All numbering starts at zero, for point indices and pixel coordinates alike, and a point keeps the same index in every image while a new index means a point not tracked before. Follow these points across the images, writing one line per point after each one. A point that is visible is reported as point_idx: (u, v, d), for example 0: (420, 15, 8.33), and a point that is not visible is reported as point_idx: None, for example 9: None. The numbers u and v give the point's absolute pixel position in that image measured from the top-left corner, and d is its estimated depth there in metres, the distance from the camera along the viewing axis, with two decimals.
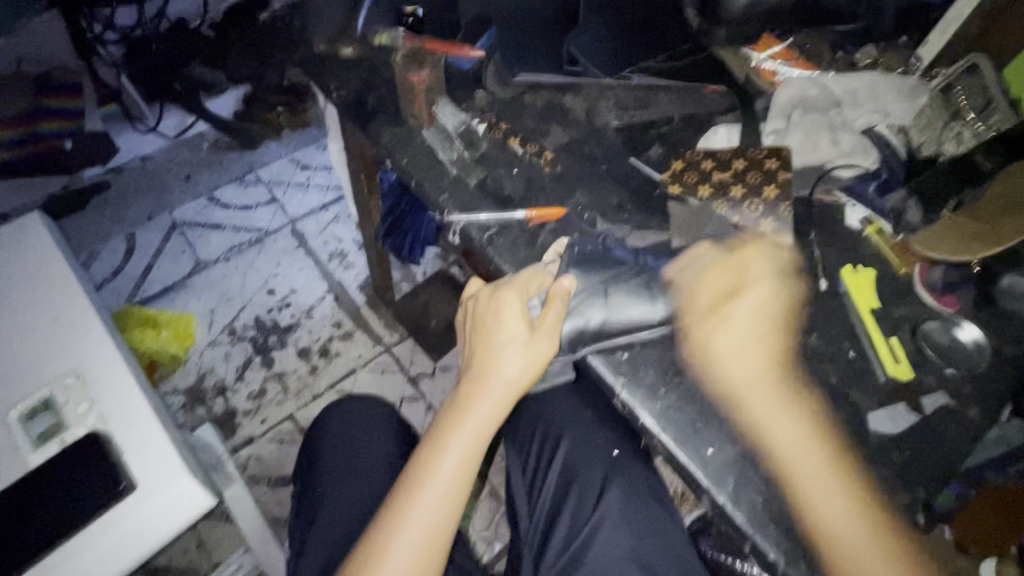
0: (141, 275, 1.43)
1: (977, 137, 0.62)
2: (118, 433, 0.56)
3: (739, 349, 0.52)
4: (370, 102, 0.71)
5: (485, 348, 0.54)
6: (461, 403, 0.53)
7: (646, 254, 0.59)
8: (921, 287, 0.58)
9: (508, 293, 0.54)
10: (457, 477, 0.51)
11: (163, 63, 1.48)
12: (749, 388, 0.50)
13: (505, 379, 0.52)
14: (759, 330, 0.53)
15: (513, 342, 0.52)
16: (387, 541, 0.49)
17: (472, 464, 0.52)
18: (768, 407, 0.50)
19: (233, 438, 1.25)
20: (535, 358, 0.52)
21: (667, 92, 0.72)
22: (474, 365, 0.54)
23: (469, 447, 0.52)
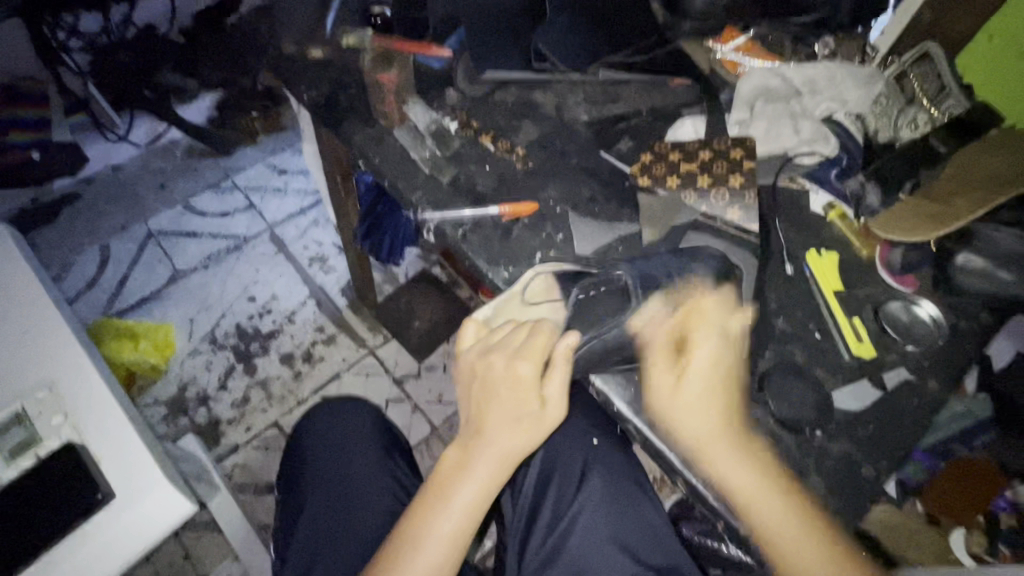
0: (117, 287, 1.41)
1: (931, 122, 0.67)
2: (94, 444, 0.55)
3: (683, 410, 0.48)
4: (340, 102, 0.71)
5: (490, 414, 0.51)
6: (459, 468, 0.51)
7: (627, 263, 0.55)
8: (881, 268, 0.60)
9: (522, 357, 0.51)
10: (450, 543, 0.50)
11: (132, 70, 1.48)
12: (701, 445, 0.47)
13: (505, 450, 0.50)
14: (703, 407, 0.48)
15: (519, 412, 0.50)
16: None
17: (466, 530, 0.51)
18: (727, 461, 0.47)
19: (218, 447, 1.25)
20: (537, 431, 0.50)
21: (634, 85, 0.73)
22: (475, 428, 0.52)
23: (464, 514, 0.50)
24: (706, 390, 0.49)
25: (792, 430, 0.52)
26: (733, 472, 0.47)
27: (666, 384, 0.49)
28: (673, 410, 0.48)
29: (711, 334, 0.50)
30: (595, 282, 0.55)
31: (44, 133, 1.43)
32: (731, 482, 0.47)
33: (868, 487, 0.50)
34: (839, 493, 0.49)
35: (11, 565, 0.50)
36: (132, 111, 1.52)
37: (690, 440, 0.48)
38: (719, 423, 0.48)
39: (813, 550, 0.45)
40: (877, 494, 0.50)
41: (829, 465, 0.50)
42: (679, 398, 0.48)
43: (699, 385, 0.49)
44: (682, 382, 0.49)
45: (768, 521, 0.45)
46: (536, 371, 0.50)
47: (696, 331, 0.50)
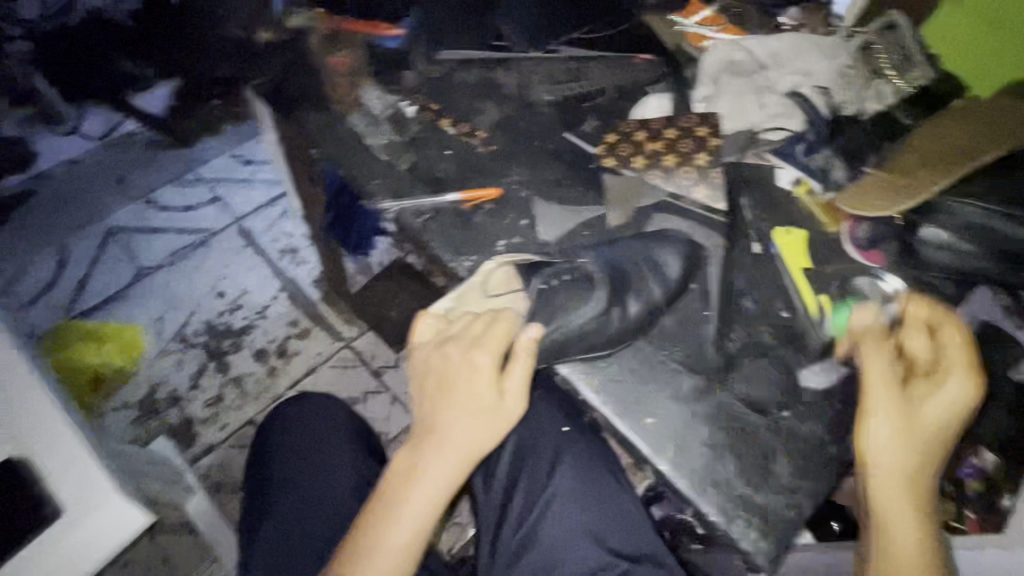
0: (77, 288, 1.35)
1: (897, 94, 0.66)
2: (43, 458, 0.54)
3: (892, 427, 0.48)
4: (291, 86, 0.67)
5: (444, 412, 0.50)
6: (411, 468, 0.50)
7: (586, 249, 0.56)
8: (848, 243, 0.60)
9: (479, 350, 0.50)
10: (407, 544, 0.50)
11: (84, 53, 1.38)
12: (895, 463, 0.48)
13: (459, 448, 0.49)
14: (904, 429, 0.48)
15: (477, 407, 0.49)
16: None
17: (422, 530, 0.50)
18: (896, 483, 0.48)
19: (192, 448, 1.21)
20: (492, 426, 0.49)
21: (597, 62, 0.71)
22: (429, 429, 0.51)
23: (420, 515, 0.50)
24: (936, 422, 0.49)
25: (759, 411, 0.51)
26: (899, 485, 0.48)
27: (889, 399, 0.49)
28: (885, 424, 0.48)
29: (960, 362, 0.50)
30: (558, 272, 0.54)
31: None
32: (893, 489, 0.48)
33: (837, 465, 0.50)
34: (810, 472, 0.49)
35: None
36: (84, 102, 1.44)
37: (881, 456, 0.48)
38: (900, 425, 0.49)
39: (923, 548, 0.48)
40: (846, 471, 0.50)
41: (802, 446, 0.50)
42: (882, 418, 0.49)
43: (959, 396, 0.49)
44: (910, 402, 0.49)
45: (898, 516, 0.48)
46: (491, 362, 0.50)
47: (951, 361, 0.50)
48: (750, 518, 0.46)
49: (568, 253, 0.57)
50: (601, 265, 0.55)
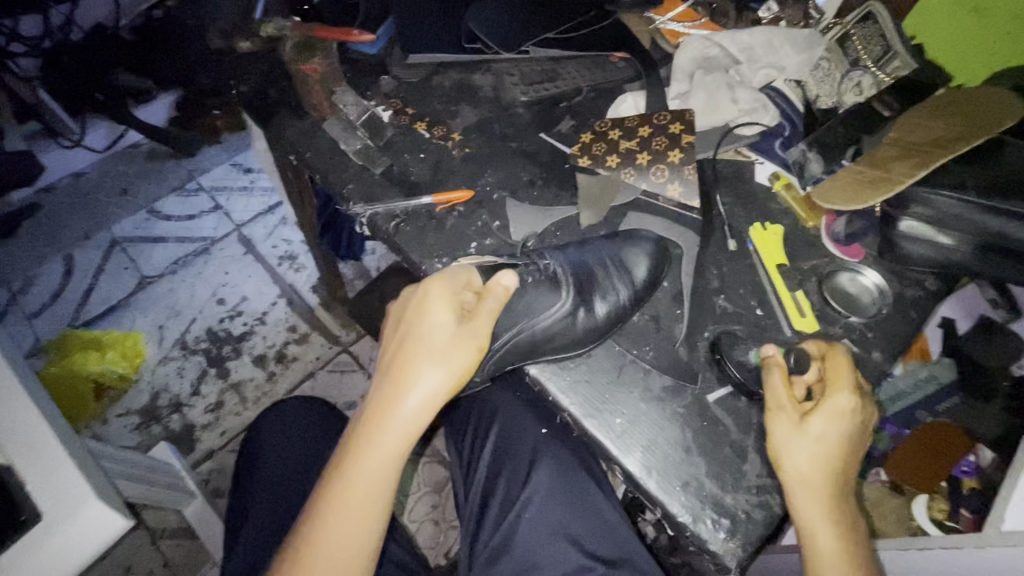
0: (82, 297, 1.38)
1: (877, 86, 0.65)
2: (18, 465, 0.53)
3: (800, 449, 0.44)
4: (271, 95, 0.68)
5: (406, 352, 0.47)
6: (373, 422, 0.46)
7: (552, 251, 0.57)
8: (826, 238, 0.59)
9: (435, 298, 0.47)
10: (364, 500, 0.44)
11: (83, 70, 1.37)
12: (809, 489, 0.44)
13: (423, 394, 0.46)
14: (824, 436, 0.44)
15: (437, 344, 0.46)
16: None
17: (383, 493, 0.45)
18: (821, 509, 0.43)
19: (193, 453, 1.23)
20: (456, 370, 0.46)
21: (573, 61, 0.71)
22: (391, 371, 0.47)
23: (381, 476, 0.45)
24: (832, 445, 0.44)
25: (728, 409, 0.50)
26: (813, 506, 0.43)
27: (787, 423, 0.45)
28: (791, 450, 0.44)
29: (852, 379, 0.46)
30: (523, 272, 0.54)
31: None
32: (812, 517, 0.43)
33: None
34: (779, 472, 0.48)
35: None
36: (87, 115, 1.45)
37: (796, 479, 0.44)
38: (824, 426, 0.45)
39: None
40: None
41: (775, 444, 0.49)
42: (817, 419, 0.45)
43: (854, 413, 0.45)
44: (808, 427, 0.45)
45: (826, 547, 0.43)
46: (450, 308, 0.47)
47: (840, 379, 0.46)
48: (717, 519, 0.46)
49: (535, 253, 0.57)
50: (568, 269, 0.55)
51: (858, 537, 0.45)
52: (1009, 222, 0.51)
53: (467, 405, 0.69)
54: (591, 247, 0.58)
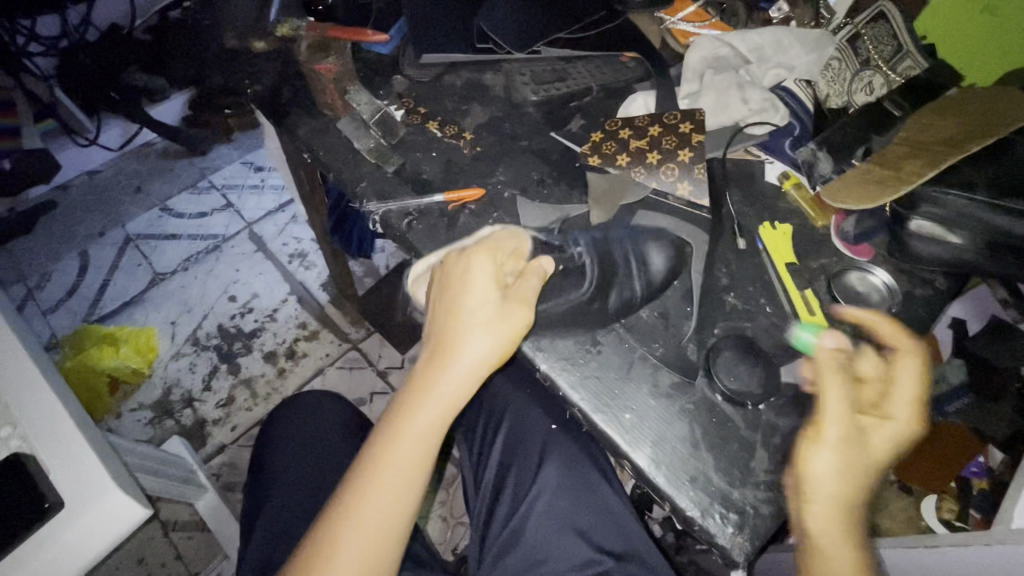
0: (97, 293, 1.40)
1: (888, 85, 0.65)
2: (42, 454, 0.54)
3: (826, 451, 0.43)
4: (285, 94, 0.69)
5: (452, 320, 0.47)
6: (419, 380, 0.47)
7: (571, 235, 0.57)
8: (835, 237, 0.59)
9: (482, 265, 0.49)
10: (412, 460, 0.47)
11: (100, 71, 1.42)
12: (836, 500, 0.43)
13: (468, 357, 0.46)
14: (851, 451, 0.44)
15: (485, 314, 0.47)
16: (334, 541, 0.45)
17: (427, 450, 0.47)
18: (844, 520, 0.43)
19: (204, 448, 1.24)
20: (501, 334, 0.46)
21: (583, 62, 0.71)
22: (438, 339, 0.47)
23: (425, 435, 0.47)
24: (871, 460, 0.44)
25: (736, 404, 0.50)
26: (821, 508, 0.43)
27: (840, 429, 0.44)
28: (820, 455, 0.43)
29: (909, 395, 0.46)
30: (556, 258, 0.54)
31: (14, 142, 1.35)
32: (817, 519, 0.43)
33: None
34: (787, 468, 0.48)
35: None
36: (102, 114, 1.47)
37: (828, 487, 0.43)
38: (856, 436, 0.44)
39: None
40: None
41: (782, 441, 0.49)
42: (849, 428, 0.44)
43: (902, 431, 0.45)
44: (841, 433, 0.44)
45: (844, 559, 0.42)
46: (495, 276, 0.49)
47: (900, 394, 0.46)
48: (726, 514, 0.46)
49: (567, 234, 0.57)
50: (598, 257, 0.55)
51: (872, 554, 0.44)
52: (1017, 220, 0.51)
53: (476, 401, 0.69)
54: (609, 237, 0.56)
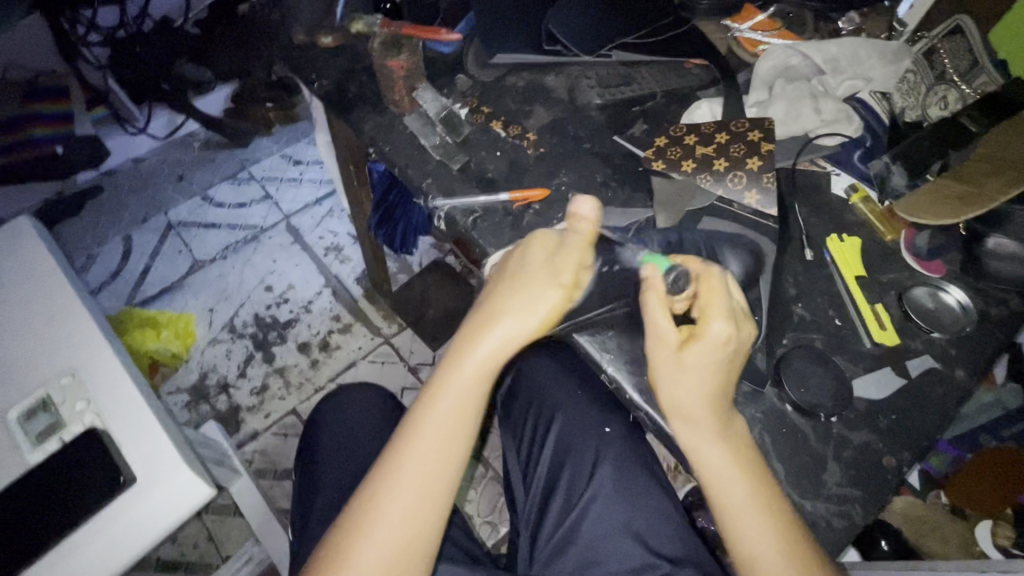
0: (139, 277, 1.42)
1: (963, 100, 0.64)
2: (115, 430, 0.56)
3: (713, 452, 0.45)
4: (351, 90, 0.70)
5: (498, 293, 0.50)
6: (458, 349, 0.51)
7: (652, 237, 0.57)
8: (907, 251, 0.58)
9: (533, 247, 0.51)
10: (451, 422, 0.50)
11: (151, 63, 1.40)
12: (692, 420, 0.46)
13: (507, 330, 0.49)
14: (731, 443, 0.46)
15: (528, 287, 0.49)
16: (378, 499, 0.48)
17: (466, 419, 0.50)
18: (710, 444, 0.45)
19: (238, 433, 1.26)
20: (542, 312, 0.48)
21: (648, 67, 0.72)
22: (485, 312, 0.50)
23: (465, 400, 0.50)
24: (712, 371, 0.46)
25: (807, 415, 0.50)
26: (756, 522, 0.44)
27: (668, 354, 0.47)
28: (710, 459, 0.45)
29: (724, 306, 0.47)
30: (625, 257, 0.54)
31: (66, 127, 1.37)
32: (747, 526, 0.44)
33: (888, 477, 0.49)
34: (858, 482, 0.48)
35: (42, 543, 0.52)
36: (152, 103, 1.47)
37: (678, 411, 0.47)
38: (722, 423, 0.46)
39: (755, 496, 0.45)
40: (899, 484, 0.49)
41: (850, 454, 0.49)
42: (693, 383, 0.46)
43: (728, 339, 0.45)
44: (713, 431, 0.46)
45: (724, 475, 0.45)
46: (549, 256, 0.51)
47: (712, 303, 0.47)
48: None
49: (642, 236, 0.57)
50: (675, 255, 0.55)
51: (751, 451, 0.47)
52: None
53: (525, 402, 0.70)
54: (689, 232, 0.57)
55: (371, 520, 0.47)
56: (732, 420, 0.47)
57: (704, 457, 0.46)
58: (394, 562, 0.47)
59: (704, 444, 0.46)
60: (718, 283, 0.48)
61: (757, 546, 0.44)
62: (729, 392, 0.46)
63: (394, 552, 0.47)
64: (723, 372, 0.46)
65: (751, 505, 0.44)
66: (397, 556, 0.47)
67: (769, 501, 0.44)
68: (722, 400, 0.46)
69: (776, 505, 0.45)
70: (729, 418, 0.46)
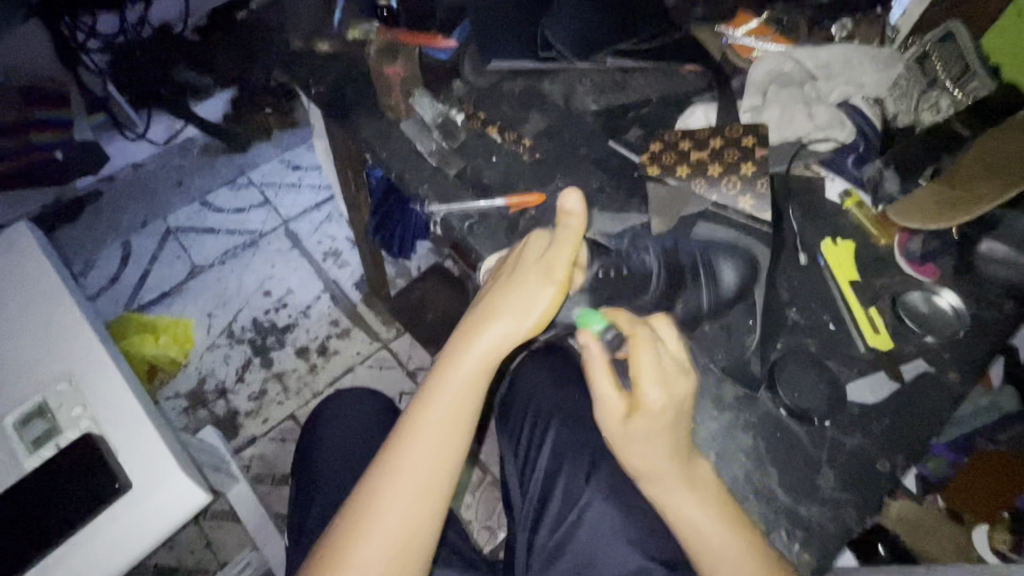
0: (138, 282, 1.43)
1: (955, 106, 0.65)
2: (111, 436, 0.56)
3: (685, 505, 0.46)
4: (348, 96, 0.70)
5: (495, 292, 0.51)
6: (454, 350, 0.51)
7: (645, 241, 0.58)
8: (900, 255, 0.59)
9: (531, 249, 0.51)
10: (448, 422, 0.50)
11: (152, 67, 1.45)
12: (650, 477, 0.47)
13: (503, 330, 0.49)
14: (693, 490, 0.46)
15: (524, 286, 0.49)
16: (375, 501, 0.48)
17: (463, 418, 0.50)
18: (675, 493, 0.46)
19: (236, 439, 1.26)
20: (538, 310, 0.49)
21: (642, 73, 0.73)
22: (482, 311, 0.51)
23: (461, 400, 0.50)
24: (660, 434, 0.46)
25: (801, 419, 0.51)
26: (733, 561, 0.44)
27: (612, 420, 0.47)
28: (678, 510, 0.46)
29: (654, 368, 0.46)
30: (621, 264, 0.54)
31: (66, 133, 1.37)
32: (726, 564, 0.45)
33: (882, 481, 0.49)
34: (852, 486, 0.48)
35: (37, 550, 0.52)
36: (153, 109, 1.50)
37: (642, 475, 0.48)
38: (685, 475, 0.46)
39: (727, 535, 0.45)
40: (893, 488, 0.49)
41: (843, 458, 0.49)
42: (644, 441, 0.46)
43: (668, 403, 0.46)
44: (681, 487, 0.46)
45: (690, 521, 0.46)
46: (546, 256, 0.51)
47: (638, 368, 0.46)
48: (792, 531, 0.47)
49: (637, 242, 0.58)
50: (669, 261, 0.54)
51: (718, 489, 0.47)
52: None
53: (522, 407, 0.70)
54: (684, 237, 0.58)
55: (368, 521, 0.47)
56: (695, 464, 0.47)
57: (673, 505, 0.47)
58: (390, 564, 0.47)
59: (669, 494, 0.46)
60: (645, 335, 0.48)
61: None
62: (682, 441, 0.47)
63: (390, 554, 0.47)
64: (669, 425, 0.46)
65: (726, 544, 0.45)
66: (394, 558, 0.47)
67: (744, 536, 0.45)
68: (678, 453, 0.46)
69: (750, 538, 0.45)
70: (691, 462, 0.47)
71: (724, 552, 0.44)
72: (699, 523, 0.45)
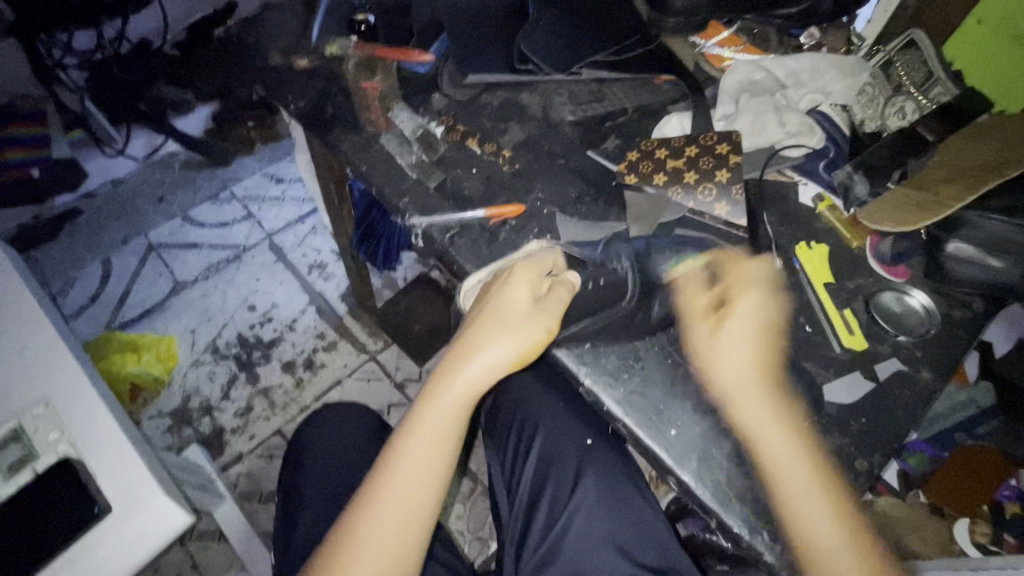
0: (119, 300, 1.41)
1: (919, 111, 0.67)
2: (90, 459, 0.55)
3: (785, 452, 0.48)
4: (327, 111, 0.70)
5: (478, 324, 0.51)
6: (436, 381, 0.51)
7: (614, 244, 0.60)
8: (872, 258, 0.61)
9: (515, 280, 0.52)
10: (430, 454, 0.51)
11: (127, 85, 1.37)
12: (736, 393, 0.50)
13: (485, 362, 0.50)
14: (786, 430, 0.49)
15: (506, 322, 0.50)
16: (358, 532, 0.49)
17: (444, 448, 0.51)
18: (757, 407, 0.50)
19: (223, 457, 1.24)
20: (520, 347, 0.49)
21: (619, 84, 0.74)
22: (464, 345, 0.51)
23: (442, 433, 0.51)
24: (750, 339, 0.52)
25: None
26: (822, 521, 0.46)
27: (705, 334, 0.53)
28: (770, 446, 0.48)
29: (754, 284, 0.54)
30: (598, 274, 0.56)
31: (44, 150, 1.32)
32: (811, 524, 0.46)
33: (858, 480, 0.50)
34: None
35: None
36: (132, 125, 1.42)
37: (722, 388, 0.51)
38: (771, 404, 0.50)
39: (814, 492, 0.47)
40: (871, 486, 0.50)
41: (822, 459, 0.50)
42: (728, 356, 0.51)
43: (755, 310, 0.53)
44: (772, 422, 0.49)
45: (781, 461, 0.48)
46: (529, 290, 0.51)
47: (745, 282, 0.54)
48: (772, 534, 0.48)
49: (612, 248, 0.59)
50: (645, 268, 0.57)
51: (799, 424, 0.50)
52: None
53: (508, 415, 0.70)
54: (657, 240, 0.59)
55: (349, 553, 0.48)
56: (780, 399, 0.51)
57: (773, 447, 0.48)
58: None
59: (762, 421, 0.49)
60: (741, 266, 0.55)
61: (819, 527, 0.46)
62: (770, 368, 0.52)
63: None
64: (758, 342, 0.52)
65: (810, 485, 0.47)
66: None
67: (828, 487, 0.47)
68: (761, 368, 0.51)
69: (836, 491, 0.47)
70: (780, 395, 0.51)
71: (815, 504, 0.46)
72: (783, 453, 0.48)
